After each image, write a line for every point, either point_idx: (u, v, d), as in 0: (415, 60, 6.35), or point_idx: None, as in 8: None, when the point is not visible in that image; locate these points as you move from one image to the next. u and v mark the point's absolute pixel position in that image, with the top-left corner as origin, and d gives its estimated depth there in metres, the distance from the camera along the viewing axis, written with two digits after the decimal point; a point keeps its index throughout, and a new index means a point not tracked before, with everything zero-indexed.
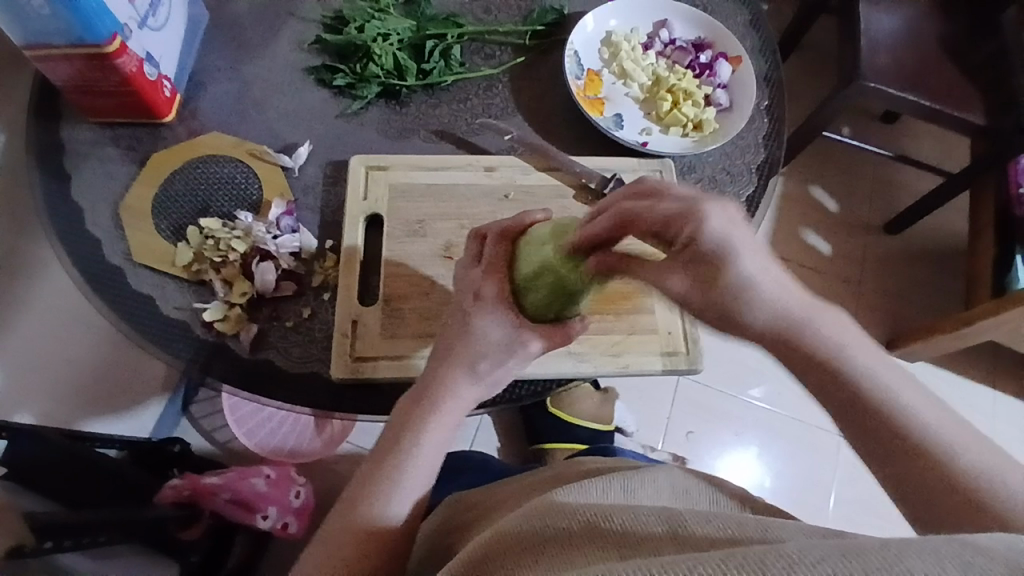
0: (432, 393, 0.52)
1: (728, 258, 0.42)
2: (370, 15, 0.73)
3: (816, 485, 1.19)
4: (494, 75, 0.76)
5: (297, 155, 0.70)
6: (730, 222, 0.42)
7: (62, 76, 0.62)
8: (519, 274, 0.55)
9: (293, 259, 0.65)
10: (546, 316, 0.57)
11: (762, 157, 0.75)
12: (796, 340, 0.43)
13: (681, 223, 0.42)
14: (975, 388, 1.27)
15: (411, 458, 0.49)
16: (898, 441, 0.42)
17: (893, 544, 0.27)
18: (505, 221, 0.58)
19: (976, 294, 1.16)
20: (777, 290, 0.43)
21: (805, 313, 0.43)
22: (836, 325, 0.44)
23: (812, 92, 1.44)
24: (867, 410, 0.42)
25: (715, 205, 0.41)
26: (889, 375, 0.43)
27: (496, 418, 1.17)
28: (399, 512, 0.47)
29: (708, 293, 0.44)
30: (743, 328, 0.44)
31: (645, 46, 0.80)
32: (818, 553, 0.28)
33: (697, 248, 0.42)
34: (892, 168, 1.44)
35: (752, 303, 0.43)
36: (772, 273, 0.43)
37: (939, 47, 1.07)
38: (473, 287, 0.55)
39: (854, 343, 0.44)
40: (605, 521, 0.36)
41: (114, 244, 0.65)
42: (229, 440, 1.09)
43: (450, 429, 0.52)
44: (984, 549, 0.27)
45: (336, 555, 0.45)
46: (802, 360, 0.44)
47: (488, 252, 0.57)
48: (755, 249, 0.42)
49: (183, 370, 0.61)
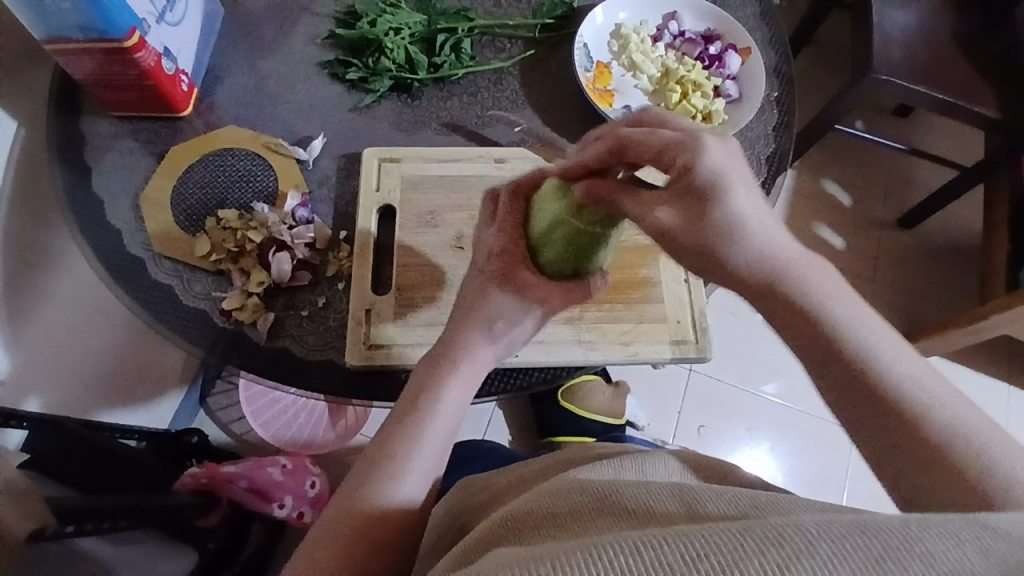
0: (451, 353, 0.54)
1: (717, 191, 0.46)
2: (382, 10, 0.74)
3: (828, 480, 1.19)
4: (504, 69, 0.76)
5: (312, 148, 0.71)
6: (726, 158, 0.46)
7: (83, 70, 0.64)
8: (534, 232, 0.58)
9: (308, 249, 0.67)
10: (563, 271, 0.59)
11: (772, 148, 0.75)
12: (774, 277, 0.47)
13: (674, 154, 0.46)
14: (991, 384, 1.26)
15: (432, 414, 0.50)
16: (881, 396, 0.42)
17: (913, 522, 0.28)
18: (518, 178, 0.61)
19: (991, 288, 1.15)
20: (762, 237, 0.47)
21: (792, 260, 0.48)
22: (820, 276, 0.47)
23: (824, 86, 1.43)
24: (841, 360, 0.44)
25: (710, 143, 0.46)
26: (872, 333, 0.44)
27: (506, 410, 1.18)
28: (418, 466, 0.48)
29: (696, 226, 0.47)
30: (728, 269, 0.48)
31: (654, 38, 0.80)
32: (836, 529, 0.28)
33: (689, 179, 0.46)
34: (905, 161, 1.43)
35: (738, 239, 0.47)
36: (753, 210, 0.47)
37: (952, 40, 1.06)
38: (488, 245, 0.59)
39: (836, 297, 0.46)
40: (613, 497, 0.37)
41: (134, 235, 0.66)
42: (243, 432, 1.13)
43: (469, 388, 0.53)
44: (1002, 530, 0.27)
45: (356, 507, 0.46)
46: (783, 305, 0.47)
47: (501, 211, 0.60)
48: (746, 190, 0.47)
49: (202, 357, 0.63)
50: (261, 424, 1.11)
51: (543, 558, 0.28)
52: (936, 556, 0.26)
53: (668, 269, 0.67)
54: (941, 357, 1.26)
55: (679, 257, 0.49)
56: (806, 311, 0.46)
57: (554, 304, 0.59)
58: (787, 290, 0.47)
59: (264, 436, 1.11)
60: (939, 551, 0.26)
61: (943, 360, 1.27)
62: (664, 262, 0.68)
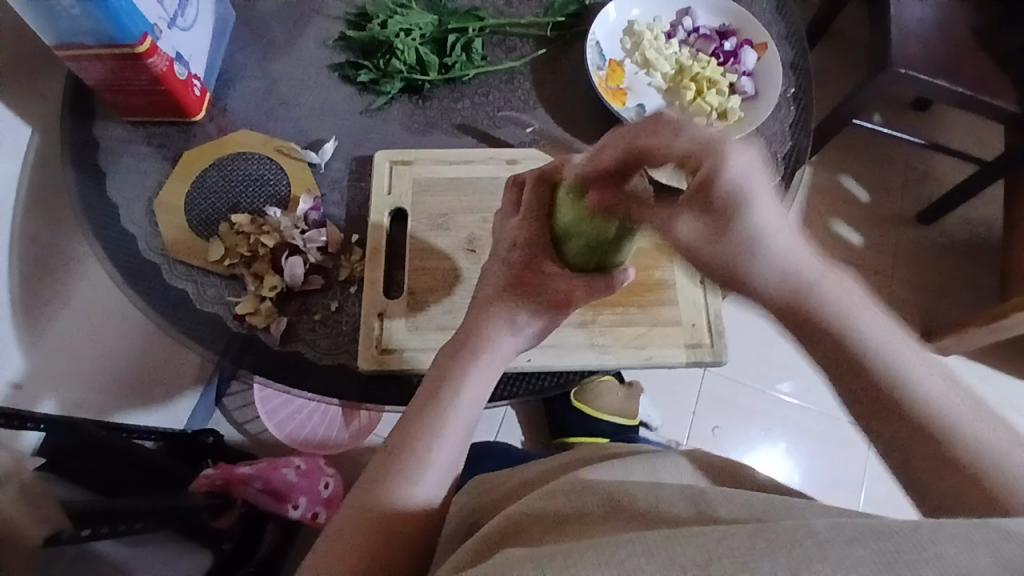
0: (473, 344, 0.54)
1: (740, 204, 0.44)
2: (393, 11, 0.74)
3: (844, 481, 1.17)
4: (516, 69, 0.76)
5: (323, 151, 0.71)
6: (750, 168, 0.43)
7: (96, 75, 0.64)
8: (557, 223, 0.55)
9: (320, 253, 0.66)
10: (587, 267, 0.56)
11: (789, 146, 0.74)
12: (797, 298, 0.46)
13: (699, 161, 0.43)
14: (1012, 383, 1.23)
15: (452, 408, 0.50)
16: (913, 419, 0.42)
17: (924, 527, 0.27)
18: (543, 167, 0.58)
19: (1013, 286, 1.13)
20: (786, 249, 0.46)
21: (812, 278, 0.46)
22: (846, 293, 0.46)
23: (840, 80, 1.41)
24: (870, 382, 0.43)
25: (737, 149, 0.42)
26: (897, 348, 0.44)
27: (519, 410, 1.18)
28: (440, 460, 0.48)
29: (718, 236, 0.46)
30: (750, 285, 0.47)
31: (668, 35, 0.79)
32: (848, 532, 0.27)
33: (709, 190, 0.44)
34: (925, 156, 1.40)
35: (760, 254, 0.46)
36: (778, 226, 0.45)
37: (972, 31, 1.04)
38: (510, 236, 0.58)
39: (859, 314, 0.45)
40: (626, 499, 0.37)
41: (148, 240, 0.67)
42: (258, 431, 1.15)
43: (486, 382, 0.53)
44: (1017, 534, 0.26)
45: (379, 498, 0.46)
46: (811, 325, 0.46)
47: (524, 202, 0.58)
48: (768, 201, 0.45)
49: (216, 361, 0.63)
50: (274, 424, 1.12)
51: (549, 562, 0.27)
52: (950, 561, 0.25)
53: (684, 271, 0.66)
54: (961, 356, 1.24)
55: (701, 268, 0.49)
56: (829, 328, 0.45)
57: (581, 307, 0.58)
58: (813, 311, 0.46)
59: (278, 436, 1.12)
60: (952, 553, 0.25)
61: (962, 358, 1.24)
62: (679, 264, 0.67)
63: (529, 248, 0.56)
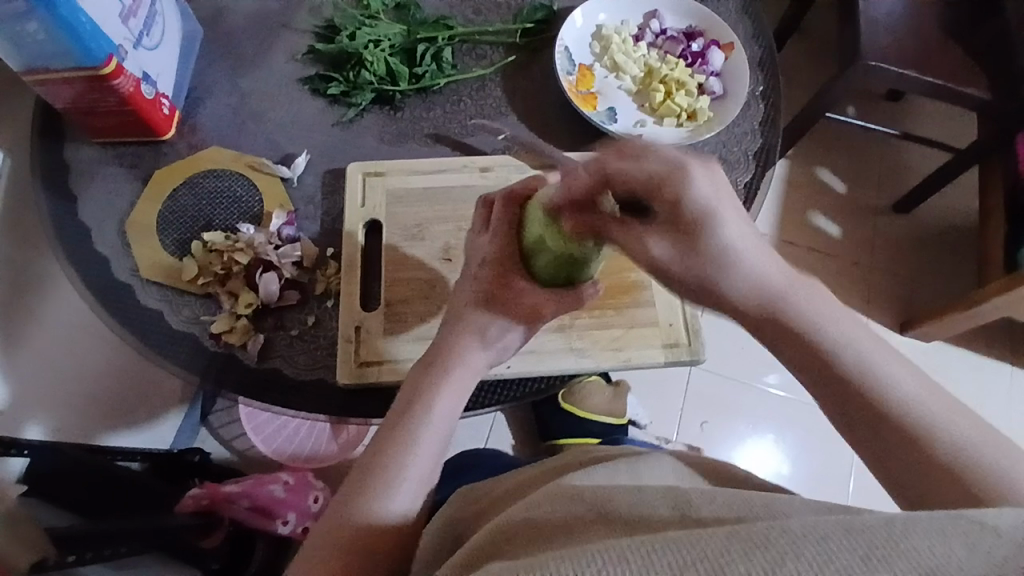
0: (443, 359, 0.53)
1: (707, 222, 0.44)
2: (361, 23, 0.74)
3: (833, 471, 1.18)
4: (486, 76, 0.76)
5: (295, 165, 0.71)
6: (712, 187, 0.43)
7: (63, 98, 0.64)
8: (527, 237, 0.55)
9: (295, 268, 0.66)
10: (556, 281, 0.57)
11: (759, 143, 0.75)
12: (772, 307, 0.47)
13: (664, 186, 0.42)
14: (993, 366, 1.25)
15: (424, 423, 0.50)
16: (890, 419, 0.42)
17: (898, 520, 0.27)
18: (511, 186, 0.59)
19: (990, 270, 1.15)
20: (757, 261, 0.47)
21: (787, 286, 0.47)
22: (816, 302, 0.47)
23: (813, 75, 1.42)
24: (839, 375, 0.44)
25: (697, 170, 0.42)
26: (868, 351, 0.45)
27: (508, 415, 1.18)
28: (412, 474, 0.47)
29: (688, 255, 0.46)
30: (724, 297, 0.48)
31: (636, 38, 0.80)
32: (821, 529, 0.27)
33: (676, 211, 0.44)
34: (898, 147, 1.42)
35: (734, 267, 0.46)
36: (749, 240, 0.46)
37: (939, 22, 1.05)
38: (480, 253, 0.58)
39: (831, 317, 0.46)
40: (610, 505, 0.36)
41: (122, 261, 0.66)
42: (246, 448, 1.12)
43: (459, 395, 0.52)
44: (991, 525, 0.27)
45: (349, 516, 0.46)
46: (788, 334, 0.47)
47: (495, 217, 0.58)
48: (734, 217, 0.45)
49: (195, 380, 0.62)
50: (261, 440, 1.12)
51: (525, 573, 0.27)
52: (921, 554, 0.25)
53: (660, 272, 0.66)
54: (943, 342, 1.26)
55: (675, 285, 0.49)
56: (805, 338, 0.46)
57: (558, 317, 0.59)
58: (787, 318, 0.46)
59: (266, 452, 1.11)
60: (924, 547, 0.26)
61: (944, 344, 1.26)
62: None
63: (502, 262, 0.57)
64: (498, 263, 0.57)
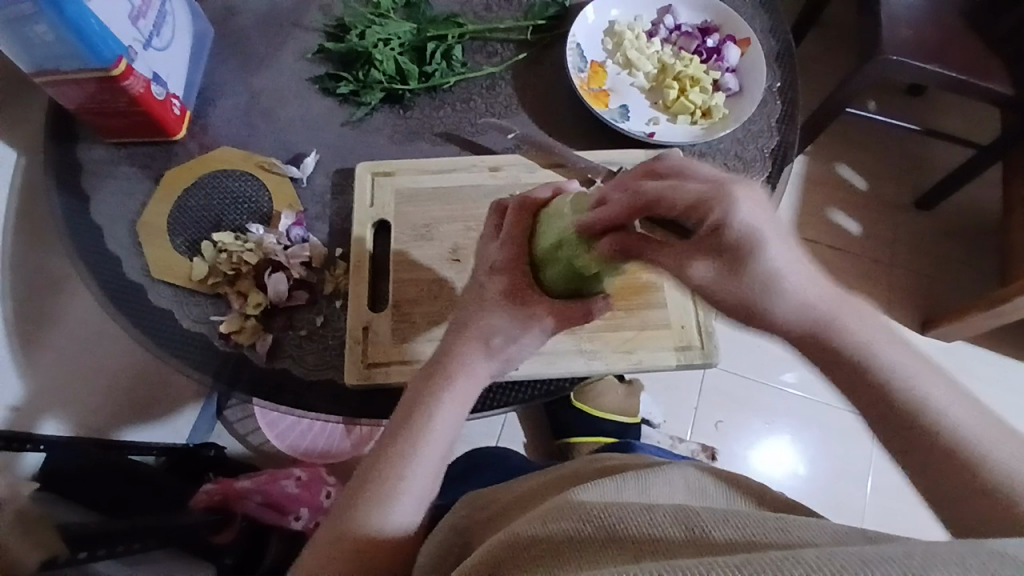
0: (446, 367, 0.52)
1: (754, 246, 0.41)
2: (371, 21, 0.73)
3: (853, 472, 1.16)
4: (497, 74, 0.75)
5: (304, 165, 0.70)
6: (756, 210, 0.40)
7: (74, 99, 0.64)
8: (538, 247, 0.54)
9: (304, 268, 0.66)
10: (565, 292, 0.56)
11: (776, 141, 0.73)
12: (817, 329, 0.45)
13: (710, 207, 0.39)
14: (1019, 369, 1.22)
15: (423, 436, 0.49)
16: (942, 444, 0.42)
17: (917, 552, 0.26)
18: (525, 195, 0.57)
19: (1015, 270, 1.11)
20: (803, 283, 0.44)
21: (832, 309, 0.45)
22: (861, 321, 0.45)
23: (831, 70, 1.40)
24: (891, 400, 0.43)
25: (744, 191, 0.39)
26: (921, 375, 0.44)
27: (520, 415, 1.17)
28: (413, 487, 0.47)
29: (735, 280, 0.43)
30: (771, 322, 0.45)
31: (649, 33, 0.78)
32: (839, 560, 0.26)
33: (720, 236, 0.41)
34: (922, 143, 1.38)
35: (778, 295, 0.44)
36: (795, 262, 0.43)
37: (962, 15, 1.02)
38: (490, 259, 0.56)
39: (877, 338, 0.45)
40: (619, 523, 0.35)
41: (133, 261, 0.66)
42: (260, 442, 1.14)
43: (463, 405, 0.52)
44: (1013, 559, 0.26)
45: (352, 526, 0.46)
46: (832, 357, 0.45)
47: (507, 225, 0.56)
48: (783, 240, 0.42)
49: (204, 380, 0.63)
50: (275, 437, 1.12)
51: None
52: None
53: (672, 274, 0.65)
54: (966, 343, 1.23)
55: (721, 310, 0.46)
56: (853, 361, 0.45)
57: (566, 327, 0.57)
58: (836, 340, 0.45)
59: (280, 447, 1.11)
60: None
61: (967, 344, 1.23)
62: None
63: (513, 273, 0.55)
64: (505, 264, 0.55)
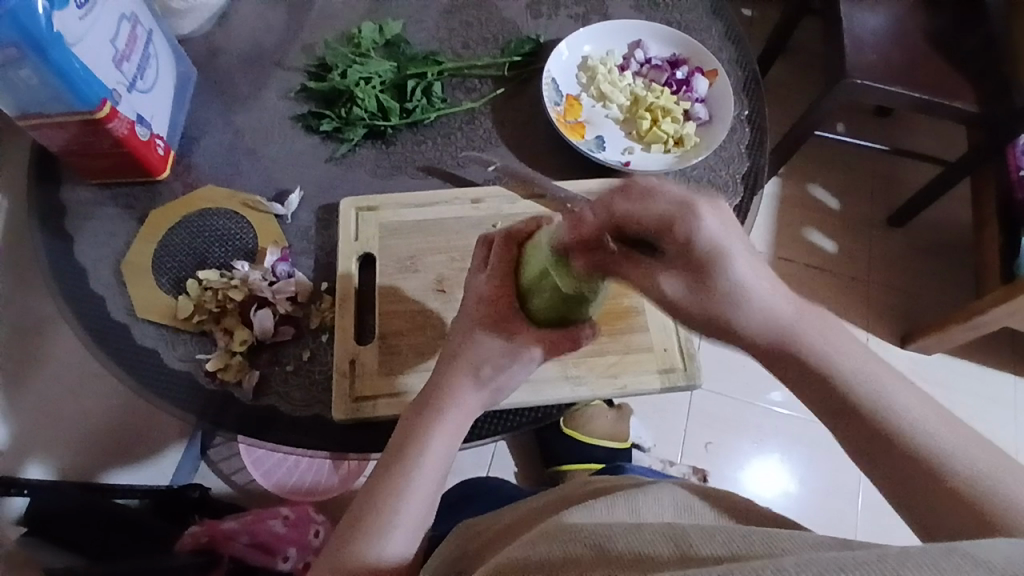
0: (437, 400, 0.53)
1: (719, 259, 0.43)
2: (352, 60, 0.76)
3: (841, 486, 1.17)
4: (476, 108, 0.77)
5: (289, 202, 0.71)
6: (723, 226, 0.42)
7: (57, 142, 0.65)
8: (524, 278, 0.54)
9: (289, 303, 0.67)
10: (551, 320, 0.56)
11: (746, 167, 0.76)
12: (779, 338, 0.47)
13: (675, 226, 0.40)
14: (998, 379, 1.24)
15: (417, 466, 0.49)
16: (901, 447, 0.43)
17: (891, 556, 0.27)
18: (510, 226, 0.58)
19: (987, 281, 1.15)
20: (766, 291, 0.46)
21: (793, 317, 0.47)
22: (822, 329, 0.47)
23: (800, 95, 1.45)
24: (850, 405, 0.45)
25: (710, 209, 0.40)
26: (876, 376, 0.46)
27: (510, 444, 1.17)
28: (406, 519, 0.48)
29: (703, 295, 0.45)
30: (736, 332, 0.47)
31: (621, 67, 0.82)
32: (816, 567, 0.27)
33: (689, 248, 0.42)
34: (890, 161, 1.44)
35: (743, 305, 0.46)
36: (759, 273, 0.45)
37: (922, 40, 1.07)
38: (477, 291, 0.56)
39: (838, 346, 0.47)
40: (609, 543, 0.36)
41: (117, 300, 0.66)
42: (245, 481, 1.09)
43: (454, 436, 0.52)
44: (984, 559, 0.26)
45: (346, 561, 0.46)
46: (796, 365, 0.47)
47: (494, 257, 0.57)
48: (746, 252, 0.44)
49: (189, 418, 0.62)
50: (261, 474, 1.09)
51: None
52: None
53: (652, 297, 0.67)
54: (945, 355, 1.26)
55: (686, 322, 0.48)
56: (816, 369, 0.46)
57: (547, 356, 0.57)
58: (799, 347, 0.47)
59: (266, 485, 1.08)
60: None
61: (947, 356, 1.26)
62: None
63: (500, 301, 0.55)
64: (487, 293, 0.56)
